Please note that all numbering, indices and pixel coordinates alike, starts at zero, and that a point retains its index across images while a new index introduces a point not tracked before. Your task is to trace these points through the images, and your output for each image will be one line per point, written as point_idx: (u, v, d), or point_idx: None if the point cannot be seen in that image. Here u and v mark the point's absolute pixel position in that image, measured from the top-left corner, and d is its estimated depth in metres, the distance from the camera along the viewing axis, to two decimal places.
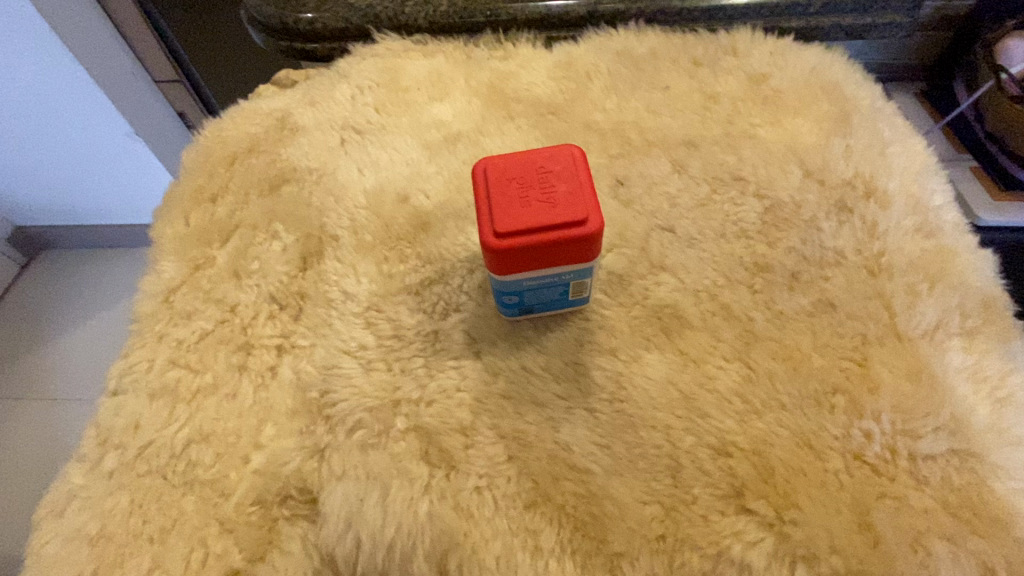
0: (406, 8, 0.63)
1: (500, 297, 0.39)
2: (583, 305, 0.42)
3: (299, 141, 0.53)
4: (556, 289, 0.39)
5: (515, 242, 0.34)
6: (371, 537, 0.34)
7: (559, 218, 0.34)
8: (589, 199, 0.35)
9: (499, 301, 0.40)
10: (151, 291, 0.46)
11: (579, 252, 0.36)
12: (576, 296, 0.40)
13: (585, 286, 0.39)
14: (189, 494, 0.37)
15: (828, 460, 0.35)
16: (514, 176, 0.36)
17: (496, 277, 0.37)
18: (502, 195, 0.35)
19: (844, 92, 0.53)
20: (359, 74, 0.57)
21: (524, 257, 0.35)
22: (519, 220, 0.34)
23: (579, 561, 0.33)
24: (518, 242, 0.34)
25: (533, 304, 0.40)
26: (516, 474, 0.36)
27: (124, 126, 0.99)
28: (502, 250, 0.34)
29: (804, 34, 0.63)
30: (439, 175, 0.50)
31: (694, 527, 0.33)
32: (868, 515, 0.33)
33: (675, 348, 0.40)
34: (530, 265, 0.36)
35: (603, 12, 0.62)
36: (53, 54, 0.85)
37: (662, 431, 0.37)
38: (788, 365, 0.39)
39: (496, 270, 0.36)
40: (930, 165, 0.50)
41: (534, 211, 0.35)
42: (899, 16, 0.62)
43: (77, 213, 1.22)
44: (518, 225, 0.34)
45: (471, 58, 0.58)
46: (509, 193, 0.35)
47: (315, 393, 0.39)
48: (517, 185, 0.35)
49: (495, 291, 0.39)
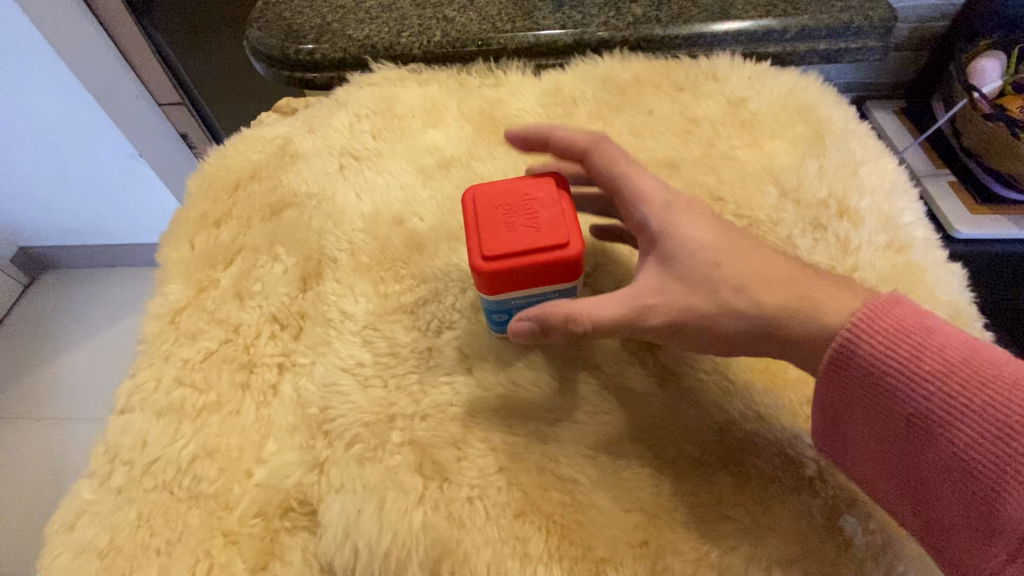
0: (402, 39, 0.66)
1: (490, 314, 0.41)
2: None
3: (299, 167, 0.55)
4: None
5: (500, 265, 0.37)
6: (368, 546, 0.36)
7: (543, 242, 0.37)
8: (572, 224, 0.38)
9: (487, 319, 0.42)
10: (157, 313, 0.48)
11: (562, 273, 0.38)
12: None
13: None
14: (194, 507, 0.39)
15: (803, 468, 0.37)
16: (500, 203, 0.38)
17: (486, 297, 0.39)
18: (489, 221, 0.38)
19: (818, 114, 0.56)
20: (357, 103, 0.59)
21: (510, 280, 0.38)
22: (506, 244, 0.37)
23: (566, 567, 0.35)
24: (502, 265, 0.37)
25: None
26: (505, 484, 0.37)
27: (128, 148, 1.02)
28: (490, 273, 0.37)
29: (781, 58, 0.67)
30: (433, 199, 0.52)
31: (676, 534, 0.35)
32: (838, 519, 0.35)
33: (657, 363, 0.42)
34: (517, 286, 0.38)
35: (589, 41, 0.66)
36: (62, 82, 0.89)
37: (645, 441, 0.38)
38: (764, 378, 0.41)
39: (486, 290, 0.38)
40: (900, 184, 0.52)
41: (521, 235, 0.37)
42: (871, 41, 0.66)
43: (80, 232, 1.24)
44: (505, 249, 0.37)
45: (464, 86, 0.61)
46: (495, 219, 0.38)
47: (315, 410, 0.41)
48: (503, 212, 0.38)
49: (486, 309, 0.41)
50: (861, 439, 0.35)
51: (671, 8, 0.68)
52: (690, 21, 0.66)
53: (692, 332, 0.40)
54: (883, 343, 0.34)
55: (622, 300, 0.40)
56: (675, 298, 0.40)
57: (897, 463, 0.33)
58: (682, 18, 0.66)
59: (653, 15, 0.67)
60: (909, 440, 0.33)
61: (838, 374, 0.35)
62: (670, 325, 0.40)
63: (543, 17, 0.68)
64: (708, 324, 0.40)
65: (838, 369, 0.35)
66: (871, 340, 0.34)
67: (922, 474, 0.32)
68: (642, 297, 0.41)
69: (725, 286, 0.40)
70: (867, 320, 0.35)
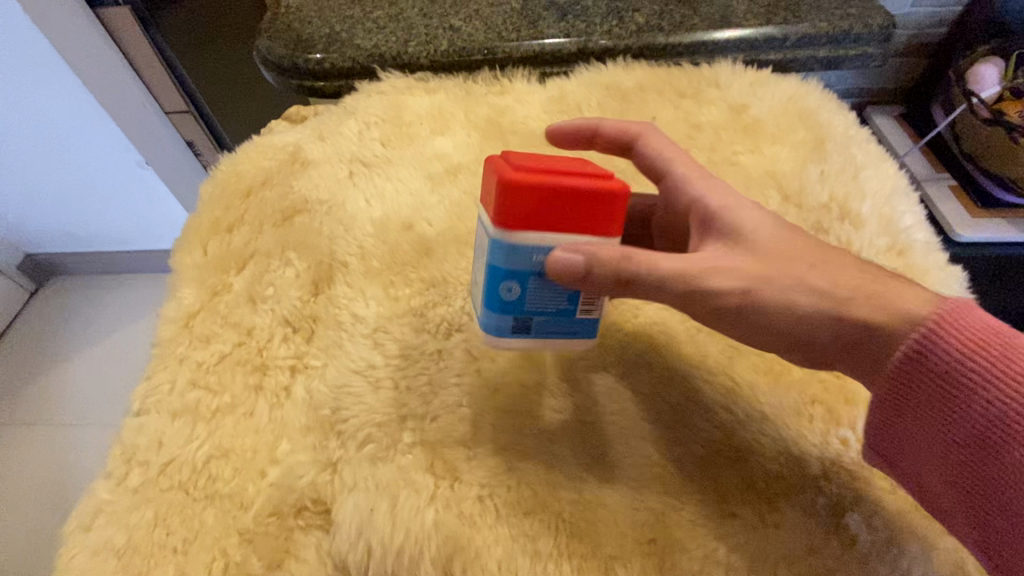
0: (409, 48, 0.68)
1: (501, 288, 0.38)
2: (584, 334, 0.42)
3: (310, 174, 0.56)
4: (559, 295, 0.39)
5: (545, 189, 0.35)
6: (381, 544, 0.37)
7: (574, 171, 0.36)
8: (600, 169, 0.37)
9: (501, 317, 0.39)
10: (171, 317, 0.49)
11: (602, 217, 0.36)
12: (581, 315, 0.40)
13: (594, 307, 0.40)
14: (209, 507, 0.40)
15: (809, 466, 0.37)
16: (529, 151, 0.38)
17: (505, 234, 0.36)
18: (520, 156, 0.37)
19: (819, 120, 0.57)
20: (365, 111, 0.61)
21: (545, 213, 0.35)
22: (536, 166, 0.35)
23: (576, 564, 0.35)
24: (548, 186, 0.35)
25: (531, 315, 0.39)
26: (515, 484, 0.38)
27: (135, 155, 1.05)
28: (531, 192, 0.34)
29: (782, 65, 0.68)
30: (441, 205, 0.53)
31: (683, 531, 0.36)
32: (843, 516, 0.36)
33: (664, 363, 0.43)
34: (552, 227, 0.36)
35: (593, 49, 0.67)
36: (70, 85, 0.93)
37: (652, 441, 0.39)
38: (769, 377, 0.42)
39: (507, 222, 0.35)
40: (901, 188, 0.53)
41: (551, 165, 0.36)
42: (870, 48, 0.68)
43: (87, 240, 1.26)
44: (536, 169, 0.35)
45: (470, 93, 0.62)
46: (526, 155, 0.37)
47: (327, 411, 0.42)
48: (534, 154, 0.38)
49: (499, 277, 0.38)
50: (911, 432, 0.35)
51: (673, 16, 0.69)
52: (692, 30, 0.67)
53: (765, 308, 0.37)
54: (958, 342, 0.34)
55: (682, 263, 0.37)
56: (740, 270, 0.38)
57: (941, 456, 0.34)
58: (684, 26, 0.68)
59: (655, 24, 0.68)
60: (978, 439, 0.32)
61: (907, 371, 0.35)
62: (740, 291, 0.37)
63: (548, 26, 0.69)
64: (782, 301, 0.37)
65: (904, 366, 0.35)
66: (941, 340, 0.34)
67: (963, 470, 0.33)
68: (706, 264, 0.38)
69: (799, 265, 0.38)
70: (939, 320, 0.35)
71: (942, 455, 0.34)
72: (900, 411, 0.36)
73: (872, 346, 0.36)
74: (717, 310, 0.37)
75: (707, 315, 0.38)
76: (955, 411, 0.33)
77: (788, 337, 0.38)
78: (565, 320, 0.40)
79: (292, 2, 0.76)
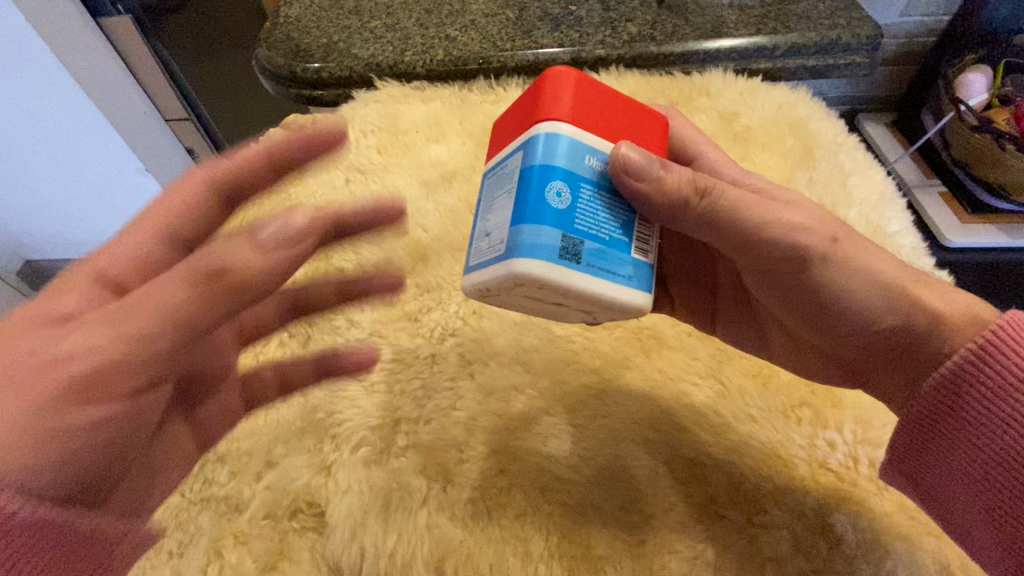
0: (406, 57, 0.69)
1: (547, 196, 0.30)
2: (644, 287, 0.33)
3: (307, 181, 0.57)
4: (613, 219, 0.32)
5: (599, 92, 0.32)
6: (375, 545, 0.37)
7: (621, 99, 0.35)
8: None
9: (540, 230, 0.29)
10: None
11: (650, 140, 0.35)
12: (638, 255, 0.33)
13: (649, 246, 0.34)
14: (206, 510, 0.40)
15: (795, 468, 0.38)
16: None
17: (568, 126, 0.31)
18: None
19: (808, 128, 0.58)
20: (362, 120, 0.62)
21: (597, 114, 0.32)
22: None
23: (566, 566, 0.36)
24: (599, 87, 0.32)
25: (580, 242, 0.30)
26: (506, 486, 0.38)
27: (132, 161, 1.01)
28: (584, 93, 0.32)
29: (772, 74, 0.70)
30: (436, 211, 0.54)
31: (671, 532, 0.36)
32: (831, 518, 0.36)
33: (655, 367, 0.44)
34: (604, 131, 0.32)
35: (586, 59, 0.68)
36: (64, 90, 0.89)
37: (641, 443, 0.40)
38: (757, 382, 0.43)
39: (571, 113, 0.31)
40: (887, 195, 0.54)
41: None
42: (859, 57, 0.69)
43: (85, 247, 1.26)
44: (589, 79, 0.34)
45: (466, 102, 0.63)
46: None
47: (322, 414, 0.43)
48: None
49: (545, 181, 0.30)
50: (940, 436, 0.35)
51: (665, 26, 0.70)
52: (683, 39, 0.68)
53: (845, 263, 0.36)
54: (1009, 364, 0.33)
55: (765, 204, 0.36)
56: (825, 221, 0.37)
57: (969, 464, 0.34)
58: (675, 36, 0.69)
59: (647, 33, 0.70)
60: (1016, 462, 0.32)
61: (946, 386, 0.34)
62: (829, 239, 0.36)
63: (542, 36, 0.70)
64: (859, 267, 0.36)
65: (955, 374, 0.34)
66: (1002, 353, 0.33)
67: (987, 478, 0.33)
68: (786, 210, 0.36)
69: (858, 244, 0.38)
70: (1000, 334, 0.33)
71: (970, 462, 0.34)
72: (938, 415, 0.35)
73: (929, 338, 0.36)
74: (790, 258, 0.36)
75: (758, 262, 0.38)
76: (996, 433, 0.33)
77: (851, 317, 0.37)
78: (613, 255, 0.31)
79: (291, 13, 0.78)
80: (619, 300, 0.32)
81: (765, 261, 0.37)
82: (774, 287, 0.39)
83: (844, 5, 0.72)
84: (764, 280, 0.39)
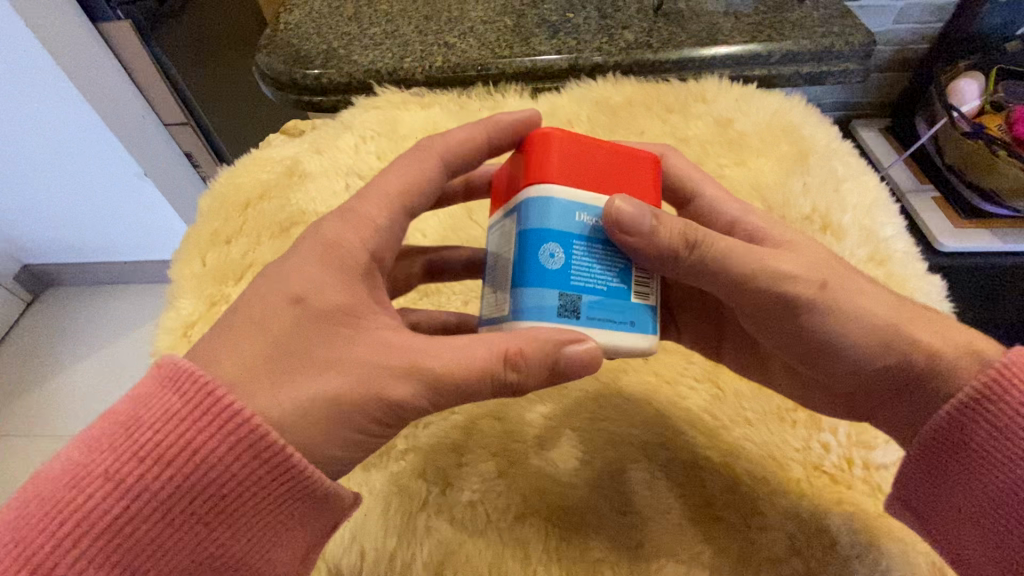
0: (405, 64, 0.70)
1: (544, 258, 0.30)
2: (652, 333, 0.33)
3: (308, 187, 0.58)
4: (613, 269, 0.32)
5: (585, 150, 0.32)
6: (375, 548, 0.37)
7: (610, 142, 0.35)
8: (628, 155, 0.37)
9: (540, 291, 0.30)
10: (170, 326, 0.50)
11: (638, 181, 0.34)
12: (641, 301, 0.33)
13: (652, 289, 0.34)
14: None
15: (790, 470, 0.39)
16: None
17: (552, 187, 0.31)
18: None
19: (803, 133, 0.59)
20: (362, 126, 0.62)
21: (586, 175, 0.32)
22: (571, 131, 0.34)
23: (564, 568, 0.36)
24: (580, 141, 0.32)
25: (582, 297, 0.31)
26: (505, 489, 0.39)
27: (135, 168, 1.02)
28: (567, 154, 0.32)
29: (767, 81, 0.71)
30: (435, 217, 0.55)
31: (668, 534, 0.37)
32: (827, 520, 0.36)
33: (651, 370, 0.45)
34: (593, 184, 0.32)
35: (583, 65, 0.69)
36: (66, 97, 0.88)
37: (638, 446, 0.40)
38: (754, 385, 0.43)
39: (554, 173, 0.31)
40: (881, 200, 0.55)
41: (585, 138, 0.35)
42: (852, 64, 0.70)
43: (82, 251, 1.26)
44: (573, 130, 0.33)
45: (465, 108, 0.64)
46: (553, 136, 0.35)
47: None
48: None
49: (540, 244, 0.30)
50: (945, 474, 0.32)
51: (662, 33, 0.71)
52: (679, 46, 0.69)
53: (835, 311, 0.34)
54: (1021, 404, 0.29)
55: (752, 248, 0.35)
56: (814, 266, 0.35)
57: (977, 505, 0.31)
58: (672, 43, 0.70)
59: (644, 41, 0.70)
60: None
61: (952, 424, 0.32)
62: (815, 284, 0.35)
63: (540, 43, 0.71)
64: (852, 314, 0.34)
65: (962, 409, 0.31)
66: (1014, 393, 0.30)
67: (994, 522, 0.30)
68: (772, 254, 0.35)
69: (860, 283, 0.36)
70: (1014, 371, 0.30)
71: (977, 505, 0.31)
72: (941, 449, 0.32)
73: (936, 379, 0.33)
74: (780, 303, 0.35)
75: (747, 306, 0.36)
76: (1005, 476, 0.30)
77: (846, 364, 0.35)
78: (615, 306, 0.32)
79: (291, 19, 0.78)
80: (624, 346, 0.32)
81: (753, 308, 0.36)
82: (767, 332, 0.37)
83: (839, 12, 0.73)
84: (754, 326, 0.38)
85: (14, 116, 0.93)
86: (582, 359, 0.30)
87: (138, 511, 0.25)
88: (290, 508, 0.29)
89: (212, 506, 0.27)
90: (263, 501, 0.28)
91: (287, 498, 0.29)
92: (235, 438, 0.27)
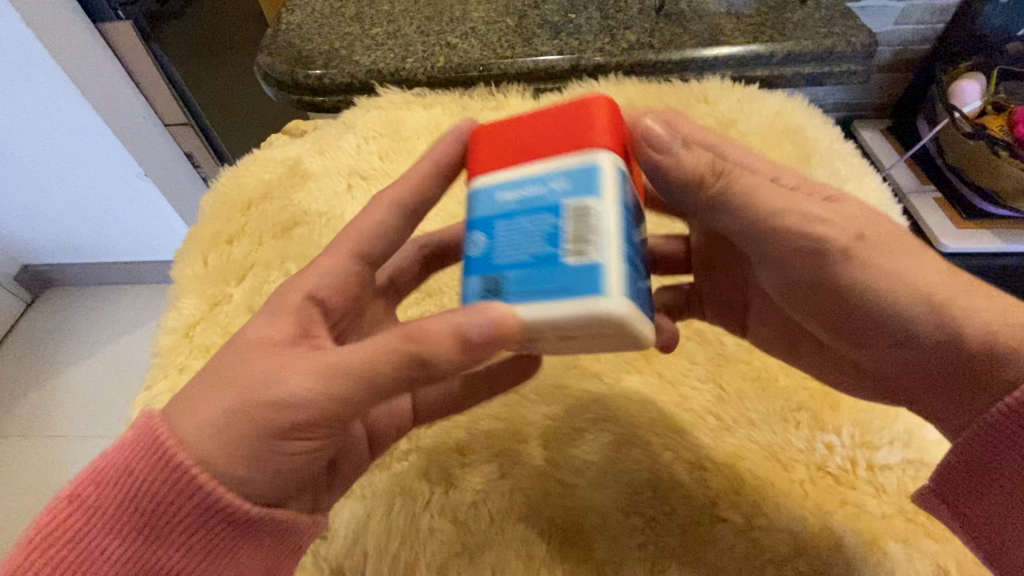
0: (407, 64, 0.70)
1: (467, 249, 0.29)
2: (594, 291, 0.25)
3: (309, 187, 0.58)
4: (541, 233, 0.27)
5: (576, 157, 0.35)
6: (377, 549, 0.37)
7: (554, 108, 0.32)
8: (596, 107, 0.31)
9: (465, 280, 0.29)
10: (172, 327, 0.50)
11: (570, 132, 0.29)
12: (578, 256, 0.26)
13: (597, 239, 0.26)
14: None
15: (793, 471, 0.39)
16: None
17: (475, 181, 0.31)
18: None
19: (805, 134, 0.59)
20: (364, 126, 0.62)
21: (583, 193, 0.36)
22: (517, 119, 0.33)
23: (568, 568, 0.36)
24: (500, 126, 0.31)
25: (504, 271, 0.27)
26: (509, 489, 0.39)
27: (135, 168, 1.01)
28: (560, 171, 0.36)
29: (770, 81, 0.71)
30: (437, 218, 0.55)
31: (672, 535, 0.37)
32: (831, 522, 0.36)
33: (654, 371, 0.45)
34: (515, 159, 0.30)
35: (585, 66, 0.69)
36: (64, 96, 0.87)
37: (643, 448, 0.40)
38: (757, 385, 0.43)
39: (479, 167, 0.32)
40: (884, 202, 0.55)
41: None
42: (854, 65, 0.70)
43: (82, 251, 1.26)
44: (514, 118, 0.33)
45: (466, 108, 0.64)
46: None
47: None
48: None
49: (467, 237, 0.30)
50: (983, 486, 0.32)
51: (664, 34, 0.71)
52: (681, 47, 0.69)
53: (868, 268, 0.33)
54: None
55: (781, 196, 0.34)
56: (852, 217, 0.34)
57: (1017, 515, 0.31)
58: (674, 44, 0.70)
59: (646, 41, 0.70)
60: None
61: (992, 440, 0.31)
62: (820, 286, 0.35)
63: (542, 43, 0.71)
64: (896, 277, 0.33)
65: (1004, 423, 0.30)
66: None
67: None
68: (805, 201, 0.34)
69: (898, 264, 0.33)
70: None
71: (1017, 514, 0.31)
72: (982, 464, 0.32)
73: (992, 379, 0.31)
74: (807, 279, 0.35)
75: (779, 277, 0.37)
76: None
77: (878, 326, 0.34)
78: (542, 271, 0.26)
79: (292, 20, 0.78)
80: (554, 319, 0.26)
81: (780, 254, 0.35)
82: (794, 288, 0.37)
83: (841, 13, 0.73)
84: (779, 274, 0.36)
85: (12, 111, 0.92)
86: (483, 328, 0.26)
87: (85, 528, 0.30)
88: (211, 532, 0.30)
89: (142, 519, 0.30)
90: (183, 521, 0.30)
91: (202, 520, 0.30)
92: (153, 455, 0.30)
